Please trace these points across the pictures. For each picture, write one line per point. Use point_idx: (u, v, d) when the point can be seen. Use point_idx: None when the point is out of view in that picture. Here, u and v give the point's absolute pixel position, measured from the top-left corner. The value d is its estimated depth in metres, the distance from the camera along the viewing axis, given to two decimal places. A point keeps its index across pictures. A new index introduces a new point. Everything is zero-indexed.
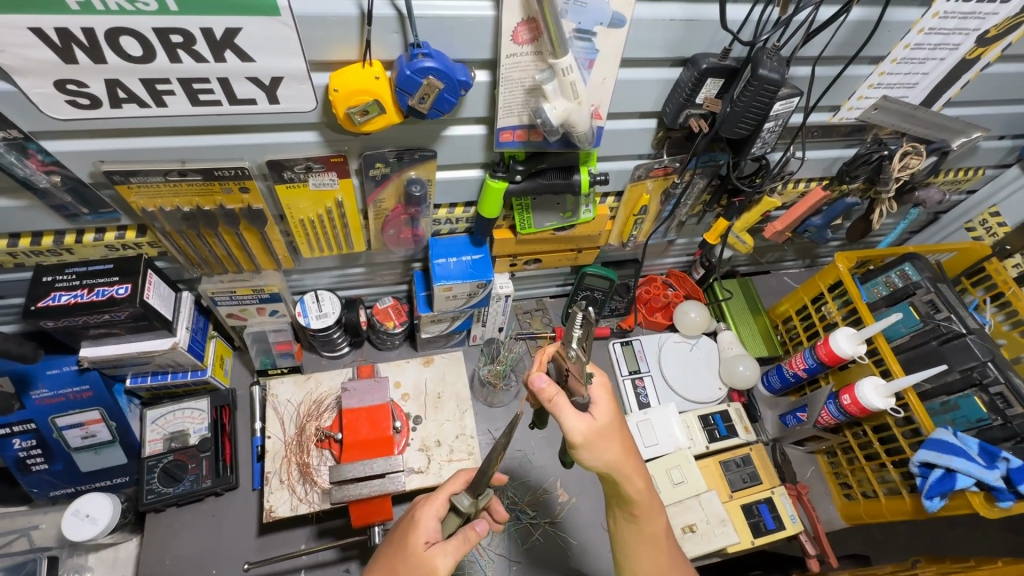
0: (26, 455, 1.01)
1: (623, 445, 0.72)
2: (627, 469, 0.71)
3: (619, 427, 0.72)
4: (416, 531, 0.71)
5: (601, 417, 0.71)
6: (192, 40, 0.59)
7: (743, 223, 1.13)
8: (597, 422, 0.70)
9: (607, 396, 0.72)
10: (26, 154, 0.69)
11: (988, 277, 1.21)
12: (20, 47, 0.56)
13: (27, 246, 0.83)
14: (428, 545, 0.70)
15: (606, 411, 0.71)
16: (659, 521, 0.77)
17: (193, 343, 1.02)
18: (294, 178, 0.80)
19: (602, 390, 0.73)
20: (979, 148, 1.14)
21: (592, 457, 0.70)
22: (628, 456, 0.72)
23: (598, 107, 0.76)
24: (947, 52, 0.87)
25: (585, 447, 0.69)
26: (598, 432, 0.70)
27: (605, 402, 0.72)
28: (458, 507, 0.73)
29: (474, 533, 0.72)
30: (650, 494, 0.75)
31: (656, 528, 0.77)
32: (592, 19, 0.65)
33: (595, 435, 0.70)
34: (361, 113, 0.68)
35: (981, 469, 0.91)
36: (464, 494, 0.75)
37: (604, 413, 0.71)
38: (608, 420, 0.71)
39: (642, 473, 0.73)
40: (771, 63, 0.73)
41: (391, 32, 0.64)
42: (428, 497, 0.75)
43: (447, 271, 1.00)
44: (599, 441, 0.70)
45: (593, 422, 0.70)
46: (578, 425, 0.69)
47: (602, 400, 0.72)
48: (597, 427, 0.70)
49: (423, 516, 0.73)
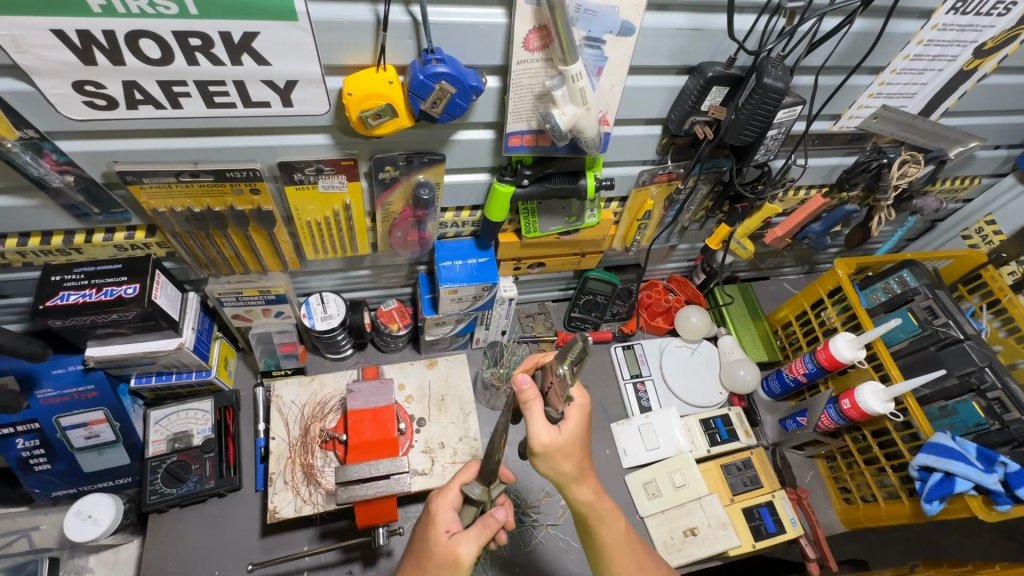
0: (29, 455, 1.01)
1: (579, 460, 0.74)
2: (576, 482, 0.75)
3: (581, 441, 0.73)
4: (435, 523, 0.74)
5: (567, 433, 0.71)
6: (210, 43, 0.60)
7: (743, 229, 1.14)
8: (562, 436, 0.71)
9: (580, 412, 0.72)
10: (40, 153, 0.69)
11: (984, 284, 1.23)
12: (40, 48, 0.57)
13: (36, 245, 0.84)
14: (449, 534, 0.73)
15: (573, 429, 0.71)
16: (613, 528, 0.80)
17: (198, 344, 1.02)
18: (304, 180, 0.81)
19: (577, 409, 0.72)
20: (976, 158, 1.16)
21: (550, 465, 0.73)
22: (583, 468, 0.74)
23: (606, 114, 0.78)
24: (945, 63, 0.89)
25: (545, 454, 0.71)
26: (562, 446, 0.71)
27: (575, 419, 0.72)
28: (470, 496, 0.75)
29: (494, 521, 0.75)
30: (602, 500, 0.78)
31: (612, 535, 0.80)
32: (602, 27, 0.67)
33: (557, 450, 0.71)
34: (374, 117, 0.69)
35: (979, 472, 0.92)
36: (475, 484, 0.76)
37: (571, 429, 0.71)
38: (573, 437, 0.71)
39: (591, 483, 0.76)
40: (775, 73, 0.75)
41: (405, 37, 0.65)
42: (441, 489, 0.78)
43: (453, 274, 1.01)
44: (560, 452, 0.71)
45: (558, 436, 0.71)
46: (542, 435, 0.70)
47: (571, 416, 0.71)
48: (560, 443, 0.71)
49: (439, 509, 0.75)
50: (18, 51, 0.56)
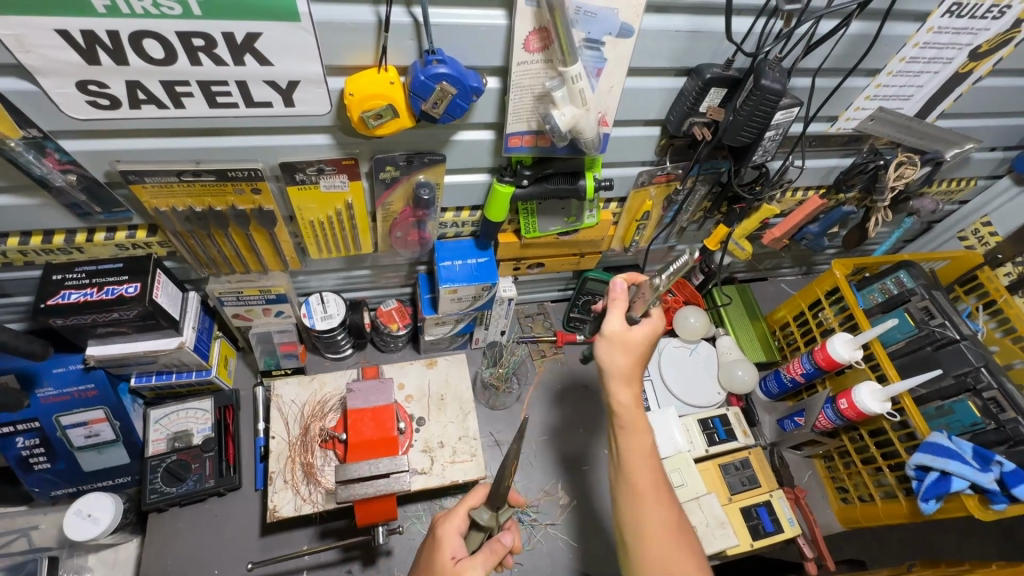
0: (29, 454, 1.02)
1: (631, 364, 0.84)
2: (618, 380, 0.84)
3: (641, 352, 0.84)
4: (442, 550, 0.74)
5: (636, 334, 0.84)
6: (213, 43, 0.61)
7: (742, 230, 1.14)
8: (624, 332, 0.84)
9: (651, 326, 0.85)
10: (44, 152, 0.70)
11: (981, 285, 1.24)
12: (46, 48, 0.57)
13: (37, 244, 0.84)
14: (456, 560, 0.73)
15: (641, 332, 0.84)
16: (642, 441, 0.82)
17: (198, 343, 1.02)
18: (306, 180, 0.81)
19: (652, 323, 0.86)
20: (972, 159, 1.17)
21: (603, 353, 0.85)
22: (635, 370, 0.85)
23: (605, 115, 0.78)
24: (941, 66, 0.90)
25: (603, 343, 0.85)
26: (616, 337, 0.84)
27: (649, 329, 0.85)
28: (478, 522, 0.76)
29: (502, 546, 0.75)
30: (636, 407, 0.83)
31: (641, 447, 0.82)
32: (601, 29, 0.67)
33: (620, 340, 0.84)
34: (375, 118, 0.69)
35: (976, 472, 0.93)
36: (483, 509, 0.77)
37: (638, 332, 0.84)
38: (637, 340, 0.84)
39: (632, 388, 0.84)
40: (773, 75, 0.75)
41: (407, 38, 0.66)
42: (447, 514, 0.79)
43: (453, 273, 1.02)
44: (613, 347, 0.84)
45: (625, 334, 0.84)
46: (615, 324, 0.85)
47: (642, 325, 0.85)
48: (626, 337, 0.84)
49: (446, 535, 0.76)
50: (23, 51, 0.57)
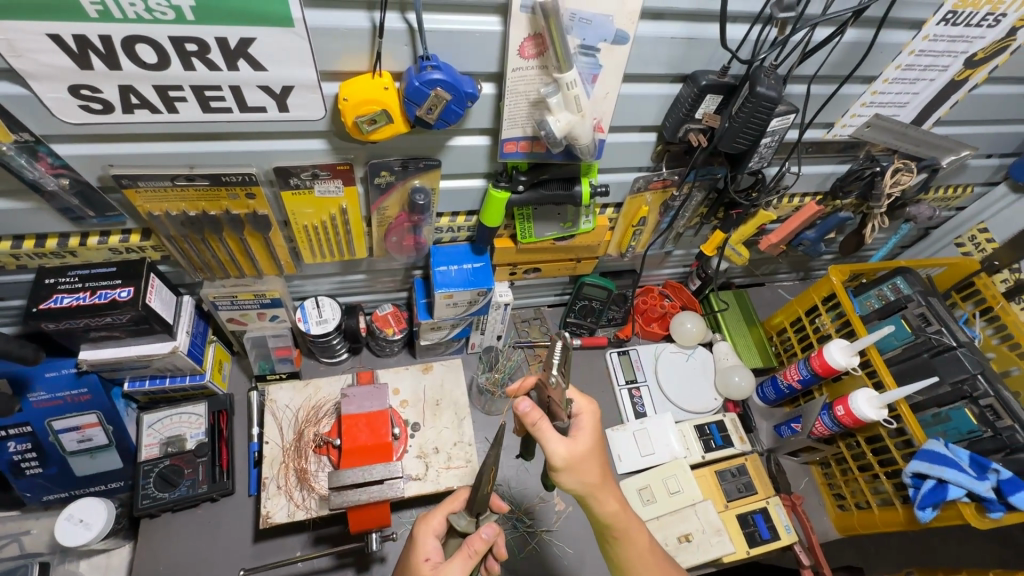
0: (21, 459, 1.01)
1: (601, 469, 0.75)
2: (601, 494, 0.75)
3: (599, 452, 0.74)
4: (417, 552, 0.77)
5: (582, 442, 0.73)
6: (206, 48, 0.60)
7: (738, 237, 1.14)
8: (580, 445, 0.72)
9: (589, 424, 0.74)
10: (36, 156, 0.69)
11: (977, 291, 1.24)
12: (37, 53, 0.57)
13: (30, 248, 0.84)
14: (430, 563, 0.75)
15: (588, 436, 0.73)
16: (642, 538, 0.80)
17: (193, 348, 1.02)
18: (300, 185, 0.81)
19: (588, 417, 0.75)
20: (968, 166, 1.17)
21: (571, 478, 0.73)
22: (607, 476, 0.75)
23: (600, 121, 0.78)
24: (937, 73, 0.90)
25: (565, 469, 0.72)
26: (580, 456, 0.72)
27: (588, 427, 0.74)
28: (456, 528, 0.77)
29: (480, 541, 0.72)
30: (626, 513, 0.78)
31: (641, 545, 0.80)
32: (596, 36, 0.67)
33: (578, 459, 0.72)
34: (369, 123, 0.69)
35: (972, 480, 0.93)
36: (462, 514, 0.79)
37: (586, 437, 0.73)
38: (589, 446, 0.73)
39: (615, 494, 0.77)
40: (768, 82, 0.75)
41: (401, 44, 0.65)
42: (425, 515, 0.81)
43: (448, 279, 1.01)
44: (581, 463, 0.72)
45: (574, 446, 0.72)
46: (560, 448, 0.71)
47: (583, 425, 0.74)
48: (579, 452, 0.72)
49: (421, 537, 0.79)
50: (14, 55, 0.57)
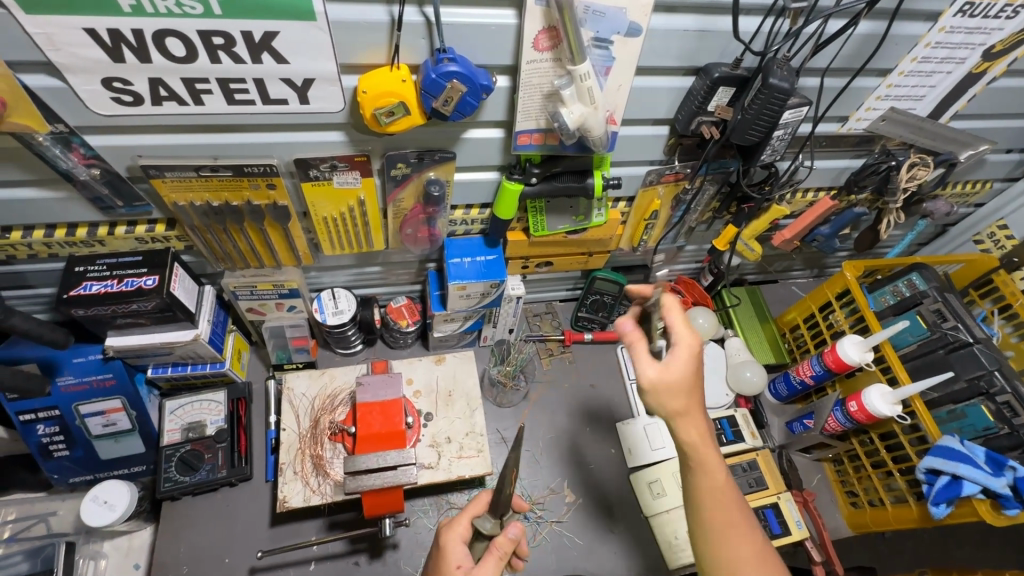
0: (49, 441, 1.05)
1: (690, 396, 0.70)
2: (686, 419, 0.71)
3: (693, 381, 0.70)
4: (447, 559, 0.76)
5: (676, 367, 0.69)
6: (232, 42, 0.63)
7: (750, 231, 1.15)
8: (665, 369, 0.69)
9: (689, 349, 0.69)
10: (69, 147, 0.72)
11: (996, 289, 1.22)
12: (74, 46, 0.60)
13: (61, 237, 0.87)
14: (462, 569, 0.75)
15: (683, 361, 0.69)
16: (716, 480, 0.72)
17: (213, 336, 1.05)
18: (319, 176, 0.83)
19: (687, 336, 0.70)
20: (986, 162, 1.16)
21: (655, 399, 0.70)
22: (694, 400, 0.70)
23: (613, 113, 0.79)
24: (954, 66, 0.89)
25: (649, 393, 0.70)
26: (671, 381, 0.69)
27: (684, 354, 0.69)
28: (482, 531, 0.77)
29: (507, 541, 0.73)
30: (706, 445, 0.72)
31: (720, 489, 0.72)
32: (609, 28, 0.68)
33: (667, 378, 0.69)
34: (387, 115, 0.71)
35: (987, 476, 0.92)
36: (487, 517, 0.78)
37: (679, 363, 0.69)
38: (683, 371, 0.69)
39: (699, 419, 0.71)
40: (781, 73, 0.76)
41: (419, 37, 0.67)
42: (449, 522, 0.81)
43: (462, 271, 1.03)
44: (670, 385, 0.69)
45: (666, 369, 0.69)
46: (649, 369, 0.70)
47: (677, 348, 0.70)
48: (669, 374, 0.69)
49: (449, 543, 0.78)
50: (52, 49, 0.59)
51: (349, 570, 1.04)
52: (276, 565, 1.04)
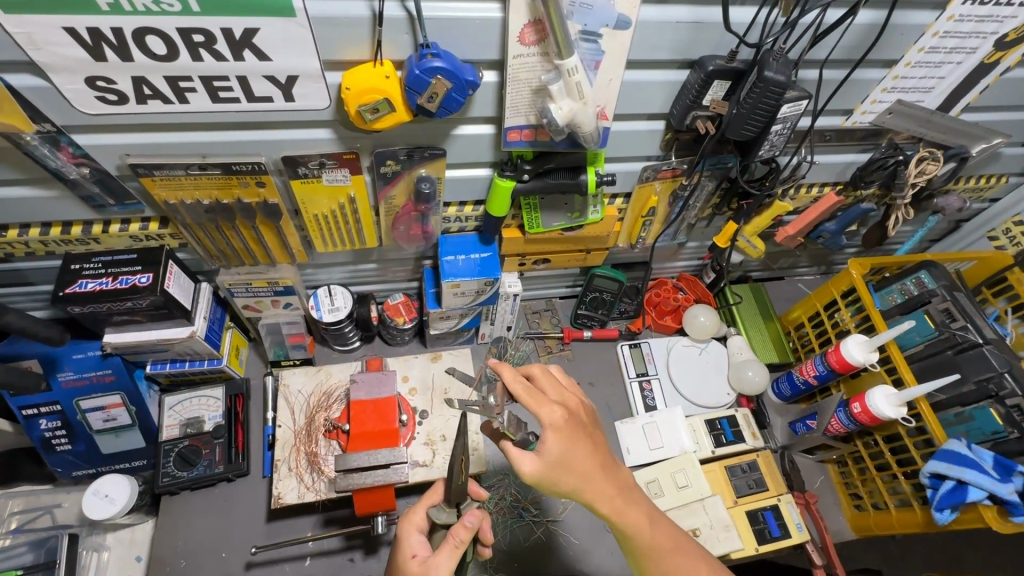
0: (51, 435, 1.06)
1: (585, 464, 0.71)
2: (593, 487, 0.71)
3: (576, 452, 0.70)
4: (403, 549, 0.76)
5: (552, 450, 0.68)
6: (213, 39, 0.62)
7: (752, 227, 1.12)
8: (548, 459, 0.68)
9: (557, 426, 0.69)
10: (58, 146, 0.73)
11: (1010, 287, 1.18)
12: (55, 46, 0.60)
13: (57, 235, 0.88)
14: (418, 559, 0.75)
15: (556, 440, 0.69)
16: (643, 536, 0.76)
17: (210, 333, 1.05)
18: (308, 174, 0.83)
19: (555, 416, 0.70)
20: (1001, 155, 1.12)
21: (552, 490, 0.69)
22: (588, 480, 0.71)
23: (604, 108, 0.77)
24: (964, 56, 0.86)
25: (542, 486, 0.69)
26: (552, 470, 0.68)
27: (555, 434, 0.69)
28: (437, 522, 0.77)
29: (464, 529, 0.72)
30: (626, 502, 0.75)
31: (648, 541, 0.77)
32: (598, 21, 0.66)
33: (550, 468, 0.68)
34: (372, 111, 0.70)
35: (994, 482, 0.89)
36: (441, 508, 0.78)
37: (554, 444, 0.68)
38: (561, 451, 0.69)
39: (610, 487, 0.73)
40: (777, 66, 0.73)
41: (401, 32, 0.66)
42: (406, 514, 0.80)
43: (456, 268, 1.02)
44: (556, 473, 0.69)
45: (546, 455, 0.68)
46: (530, 464, 0.68)
47: (545, 438, 0.68)
48: (550, 462, 0.68)
49: (404, 534, 0.77)
50: (34, 48, 0.59)
51: (344, 566, 1.05)
52: (272, 560, 1.05)
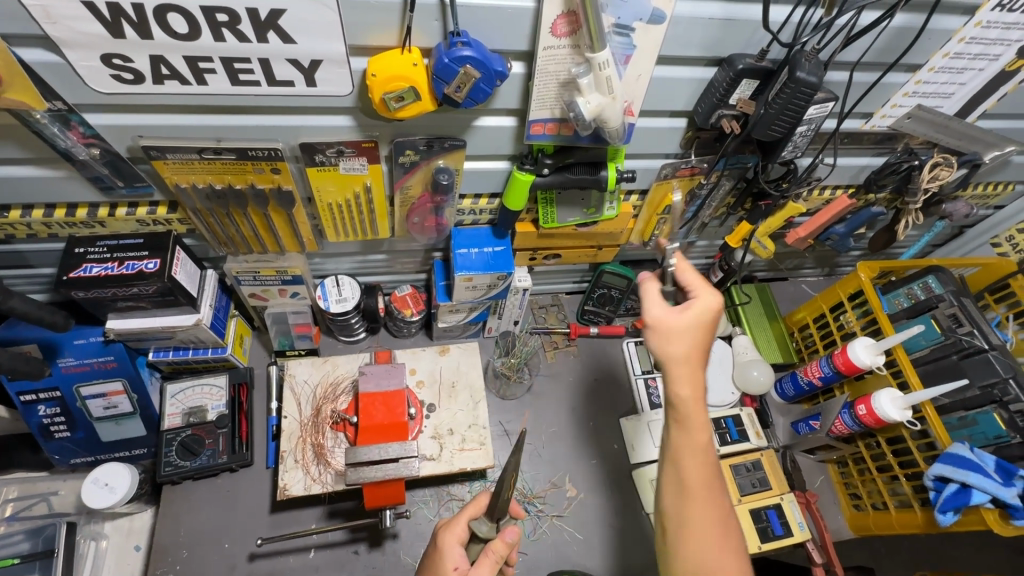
0: (50, 422, 1.04)
1: (692, 347, 0.73)
2: (679, 368, 0.72)
3: (698, 333, 0.74)
4: (444, 561, 0.76)
5: (682, 316, 0.74)
6: (237, 19, 0.60)
7: (765, 229, 1.12)
8: (672, 314, 0.74)
9: (705, 306, 0.74)
10: (68, 125, 0.70)
11: (1012, 294, 1.19)
12: (70, 20, 0.57)
13: (61, 217, 0.85)
14: (458, 572, 0.75)
15: (693, 313, 0.74)
16: (695, 444, 0.73)
17: (215, 321, 1.03)
18: (325, 162, 0.81)
19: (709, 299, 0.74)
20: (1011, 163, 1.12)
21: (657, 342, 0.74)
22: (687, 359, 0.73)
23: (631, 104, 0.76)
24: (987, 63, 0.86)
25: (652, 330, 0.74)
26: (671, 325, 0.73)
27: (697, 307, 0.74)
28: (477, 534, 0.76)
29: (504, 545, 0.73)
30: (696, 405, 0.73)
31: (690, 447, 0.73)
32: (632, 15, 0.65)
33: (668, 326, 0.73)
34: (396, 100, 0.69)
35: (997, 486, 0.90)
36: (483, 520, 0.77)
37: (688, 314, 0.74)
38: (688, 320, 0.74)
39: (693, 380, 0.73)
40: (809, 66, 0.73)
41: (431, 19, 0.64)
42: (448, 523, 0.80)
43: (468, 261, 1.01)
44: (670, 332, 0.73)
45: (669, 316, 0.74)
46: (655, 309, 0.74)
47: (696, 302, 0.74)
48: (675, 322, 0.73)
49: (446, 545, 0.77)
50: (49, 22, 0.57)
51: (349, 558, 1.04)
52: (277, 551, 1.04)
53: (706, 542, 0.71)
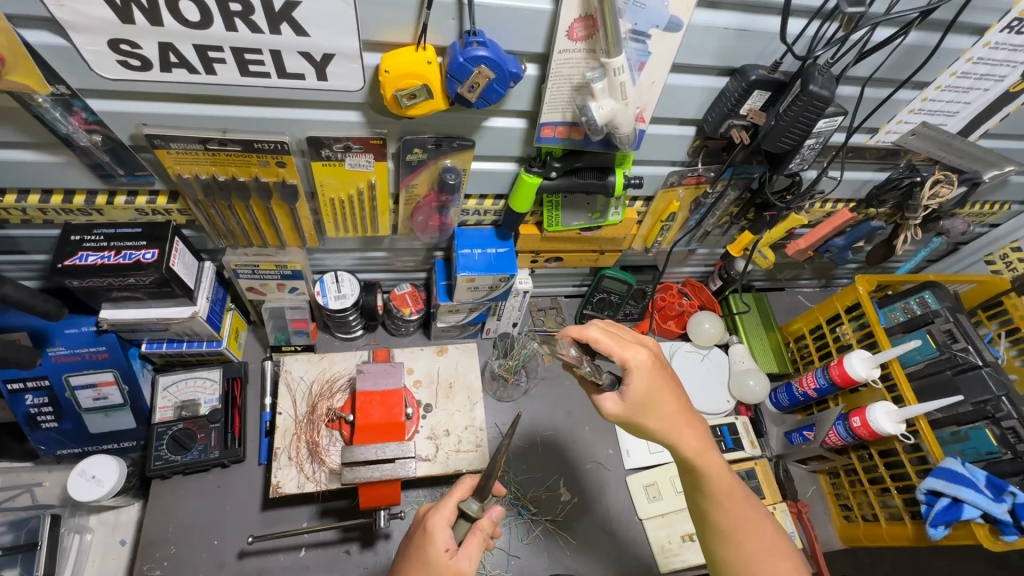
0: (37, 412, 1.02)
1: (669, 408, 0.76)
2: (681, 430, 0.76)
3: (663, 390, 0.75)
4: (433, 543, 0.74)
5: (632, 395, 0.74)
6: (250, 9, 0.59)
7: (766, 239, 1.13)
8: (631, 397, 0.75)
9: (642, 370, 0.74)
10: (70, 111, 0.69)
11: (1005, 311, 1.21)
12: (80, 4, 0.56)
13: (58, 203, 0.83)
14: (450, 553, 0.74)
15: (641, 384, 0.74)
16: (722, 482, 0.77)
17: (211, 315, 1.01)
18: (332, 157, 0.80)
19: (640, 369, 0.74)
20: (1009, 182, 1.14)
21: (641, 428, 0.76)
22: (674, 422, 0.76)
23: (643, 110, 0.76)
24: (991, 83, 0.87)
25: (632, 422, 0.76)
26: (635, 407, 0.75)
27: (639, 377, 0.74)
28: (468, 513, 0.76)
29: (490, 523, 0.76)
30: (710, 451, 0.77)
31: (724, 487, 0.77)
32: (648, 21, 0.65)
33: (636, 407, 0.75)
34: (409, 98, 0.67)
35: (989, 501, 0.91)
36: (471, 499, 0.78)
37: (635, 389, 0.74)
38: (644, 393, 0.74)
39: (695, 431, 0.77)
40: (821, 80, 0.73)
41: (448, 18, 0.63)
42: (435, 505, 0.78)
43: (470, 262, 1.00)
44: (639, 411, 0.75)
45: (630, 397, 0.75)
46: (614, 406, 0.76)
47: (631, 381, 0.74)
48: (636, 401, 0.75)
49: (435, 527, 0.75)
50: (57, 4, 0.56)
51: (340, 558, 1.03)
52: (266, 549, 1.02)
53: (769, 567, 0.76)
